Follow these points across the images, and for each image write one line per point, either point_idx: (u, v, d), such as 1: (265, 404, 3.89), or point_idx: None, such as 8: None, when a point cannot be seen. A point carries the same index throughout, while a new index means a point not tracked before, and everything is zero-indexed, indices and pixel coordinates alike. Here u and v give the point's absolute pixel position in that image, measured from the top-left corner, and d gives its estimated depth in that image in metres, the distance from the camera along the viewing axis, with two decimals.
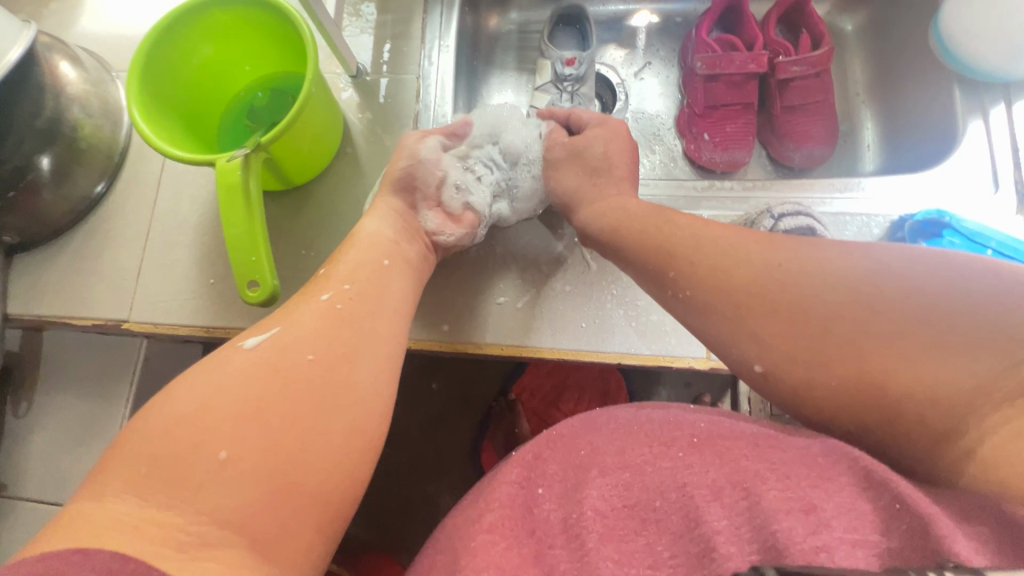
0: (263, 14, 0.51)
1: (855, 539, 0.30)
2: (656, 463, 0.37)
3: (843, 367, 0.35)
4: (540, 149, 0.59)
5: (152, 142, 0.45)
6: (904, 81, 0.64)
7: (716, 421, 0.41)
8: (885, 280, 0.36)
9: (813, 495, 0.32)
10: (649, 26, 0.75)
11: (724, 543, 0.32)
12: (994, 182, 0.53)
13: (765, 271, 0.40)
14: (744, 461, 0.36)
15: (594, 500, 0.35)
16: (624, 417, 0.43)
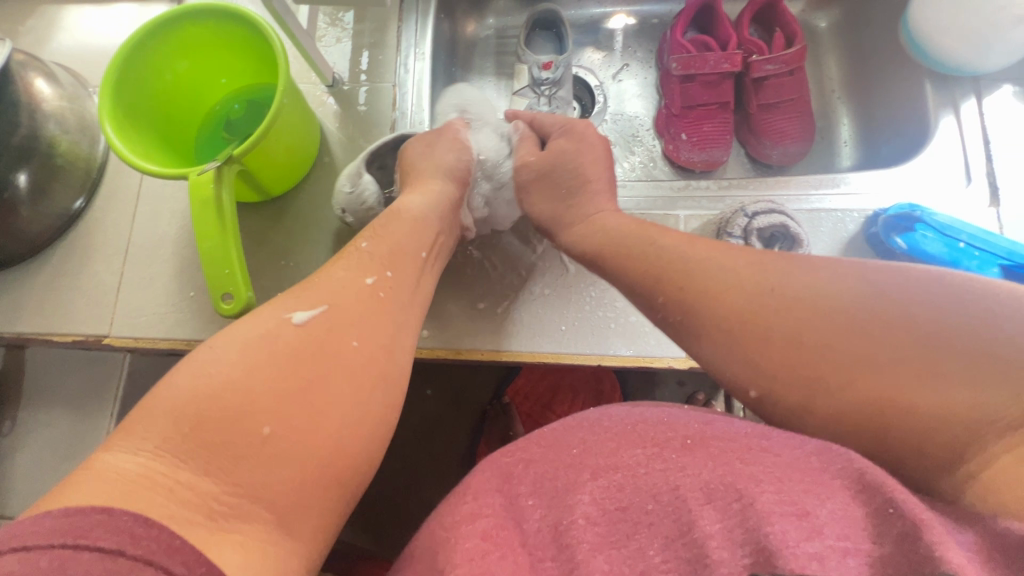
0: (237, 28, 0.51)
1: (848, 546, 0.30)
2: (649, 465, 0.36)
3: (818, 381, 0.36)
4: (509, 168, 0.59)
5: (124, 158, 0.45)
6: (877, 77, 0.65)
7: (709, 421, 0.41)
8: (855, 296, 0.37)
9: (807, 501, 0.32)
10: (626, 28, 0.75)
11: (716, 548, 0.31)
12: (966, 175, 0.54)
13: (750, 284, 0.40)
14: (737, 463, 0.35)
15: (586, 505, 0.35)
16: (618, 415, 0.42)
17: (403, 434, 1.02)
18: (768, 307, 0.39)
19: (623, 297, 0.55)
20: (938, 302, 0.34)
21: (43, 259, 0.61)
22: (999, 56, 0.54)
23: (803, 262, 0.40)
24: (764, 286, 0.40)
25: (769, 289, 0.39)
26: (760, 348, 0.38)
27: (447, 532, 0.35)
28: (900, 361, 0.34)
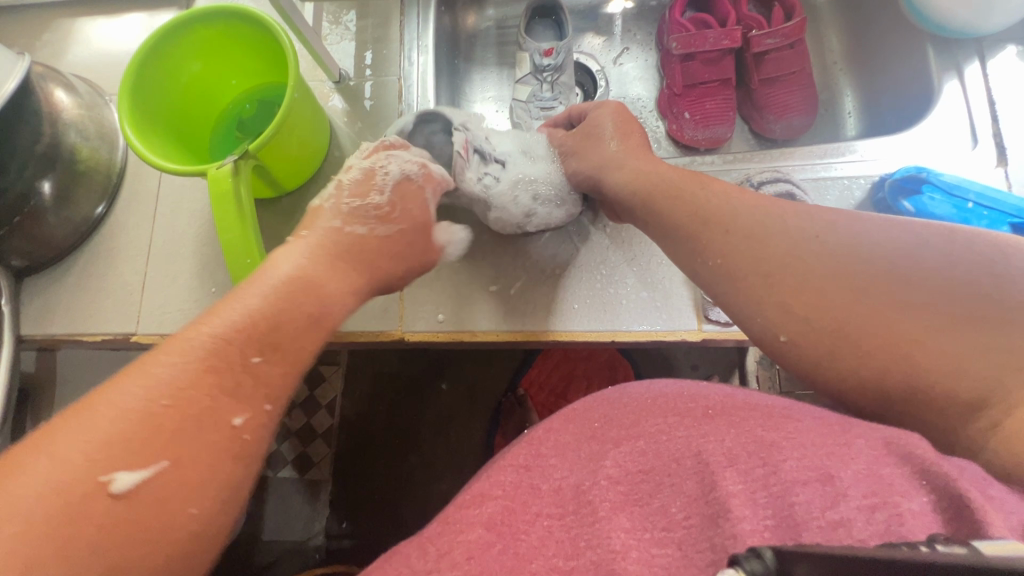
0: (246, 28, 0.53)
1: (874, 503, 0.29)
2: (672, 432, 0.36)
3: (829, 334, 0.36)
4: (502, 184, 0.56)
5: (146, 158, 0.47)
6: (879, 46, 0.65)
7: (730, 394, 0.40)
8: (885, 258, 0.36)
9: (830, 464, 0.31)
10: (625, 12, 0.76)
11: (739, 506, 0.31)
12: (972, 138, 0.54)
13: (774, 237, 0.39)
14: (759, 430, 0.35)
15: (609, 468, 0.35)
16: (636, 392, 0.41)
17: (423, 425, 1.04)
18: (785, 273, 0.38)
19: (631, 275, 0.56)
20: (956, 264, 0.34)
21: (70, 266, 0.63)
22: (1001, 17, 0.54)
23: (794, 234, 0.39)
24: (786, 255, 0.38)
25: (798, 250, 0.38)
26: (800, 307, 0.37)
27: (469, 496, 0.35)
28: (928, 317, 0.33)
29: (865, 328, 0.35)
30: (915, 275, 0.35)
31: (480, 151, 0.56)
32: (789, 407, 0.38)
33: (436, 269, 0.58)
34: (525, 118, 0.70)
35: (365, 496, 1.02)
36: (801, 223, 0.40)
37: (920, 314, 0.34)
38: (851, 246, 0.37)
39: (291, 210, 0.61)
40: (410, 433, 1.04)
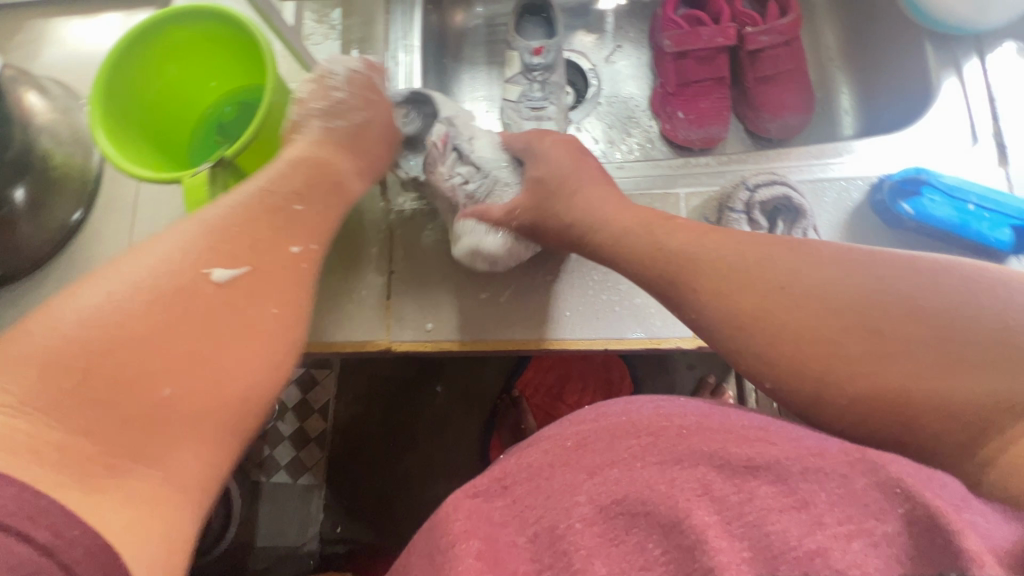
0: (223, 28, 0.51)
1: (850, 530, 0.29)
2: (644, 458, 0.34)
3: (831, 364, 0.35)
4: (462, 185, 0.54)
5: (118, 165, 0.46)
6: (876, 43, 0.63)
7: (706, 413, 0.38)
8: (890, 292, 0.35)
9: (805, 489, 0.30)
10: (617, 9, 0.74)
11: (714, 537, 0.30)
12: (972, 135, 0.53)
13: (771, 263, 0.39)
14: (731, 447, 0.33)
15: (583, 507, 0.33)
16: (613, 412, 0.39)
17: (417, 430, 1.02)
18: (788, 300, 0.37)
19: (625, 280, 0.54)
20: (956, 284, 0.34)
21: (45, 275, 0.60)
22: (1000, 12, 0.53)
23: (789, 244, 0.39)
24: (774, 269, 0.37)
25: (782, 275, 0.38)
26: (799, 332, 0.36)
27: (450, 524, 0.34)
28: (934, 357, 0.32)
29: (869, 367, 0.34)
30: (895, 298, 0.34)
31: (459, 149, 0.55)
32: (767, 422, 0.37)
33: (425, 277, 0.56)
34: (515, 118, 0.68)
35: (358, 504, 1.00)
36: (802, 251, 0.39)
37: (926, 354, 0.33)
38: (856, 280, 0.36)
39: None
40: (402, 439, 1.02)
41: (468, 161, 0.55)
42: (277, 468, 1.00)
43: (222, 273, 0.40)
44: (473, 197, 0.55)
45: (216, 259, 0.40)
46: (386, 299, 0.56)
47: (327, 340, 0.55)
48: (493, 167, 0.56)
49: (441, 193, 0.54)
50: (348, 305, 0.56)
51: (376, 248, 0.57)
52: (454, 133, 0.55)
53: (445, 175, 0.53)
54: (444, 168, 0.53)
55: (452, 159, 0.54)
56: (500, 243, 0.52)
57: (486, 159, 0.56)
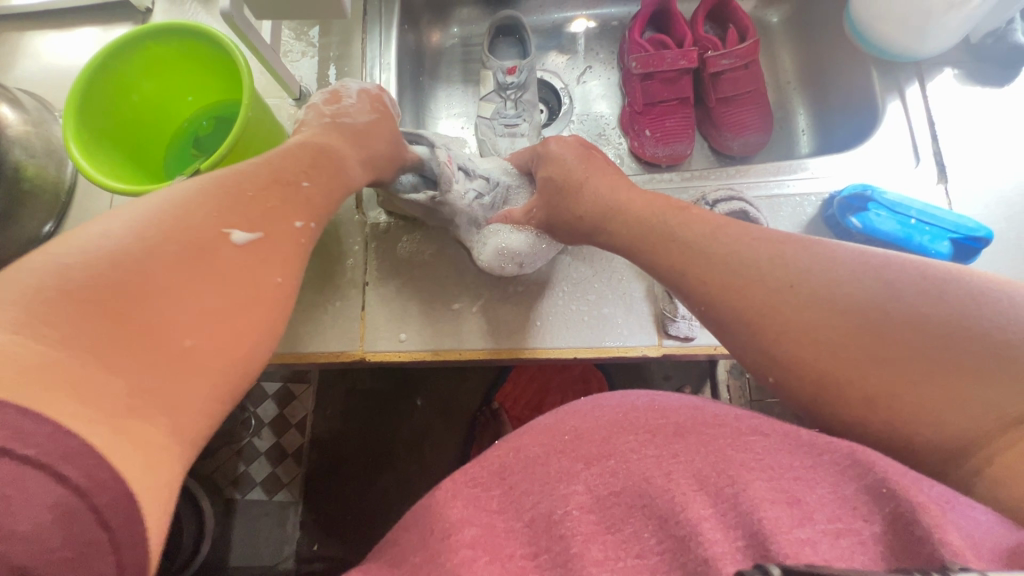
0: (200, 45, 0.52)
1: (839, 528, 0.30)
2: (642, 451, 0.35)
3: (825, 370, 0.35)
4: (480, 200, 0.56)
5: (91, 177, 0.46)
6: (828, 68, 0.67)
7: (700, 407, 0.39)
8: (894, 303, 0.34)
9: (796, 488, 0.32)
10: (588, 32, 0.78)
11: (709, 529, 0.31)
12: (915, 156, 0.56)
13: (773, 266, 0.39)
14: (728, 449, 0.34)
15: (579, 496, 0.34)
16: (608, 404, 0.40)
17: (395, 445, 1.02)
18: (795, 301, 0.37)
19: (593, 290, 0.56)
20: (938, 290, 0.33)
21: None
22: (936, 42, 0.56)
23: (748, 253, 0.40)
24: (732, 274, 0.40)
25: (787, 281, 0.38)
26: (798, 336, 0.36)
27: (441, 529, 0.33)
28: (937, 373, 0.32)
29: (874, 379, 0.33)
30: (867, 308, 0.35)
31: (465, 167, 0.56)
32: (758, 418, 0.38)
33: (399, 288, 0.57)
34: (490, 135, 0.70)
35: (336, 521, 0.99)
36: (800, 254, 0.39)
37: (925, 370, 0.32)
38: (864, 287, 0.35)
39: None
40: (381, 453, 1.02)
41: (476, 176, 0.57)
42: (251, 484, 0.99)
43: (240, 235, 0.37)
44: (490, 207, 0.58)
45: (230, 219, 0.37)
46: (360, 311, 0.57)
47: (300, 351, 0.55)
48: (499, 173, 0.61)
49: (466, 213, 0.56)
50: (321, 317, 0.57)
51: (352, 259, 0.58)
52: (459, 155, 0.57)
53: (462, 193, 0.54)
54: (464, 187, 0.55)
55: (465, 176, 0.56)
56: (527, 240, 0.55)
57: (492, 169, 0.60)
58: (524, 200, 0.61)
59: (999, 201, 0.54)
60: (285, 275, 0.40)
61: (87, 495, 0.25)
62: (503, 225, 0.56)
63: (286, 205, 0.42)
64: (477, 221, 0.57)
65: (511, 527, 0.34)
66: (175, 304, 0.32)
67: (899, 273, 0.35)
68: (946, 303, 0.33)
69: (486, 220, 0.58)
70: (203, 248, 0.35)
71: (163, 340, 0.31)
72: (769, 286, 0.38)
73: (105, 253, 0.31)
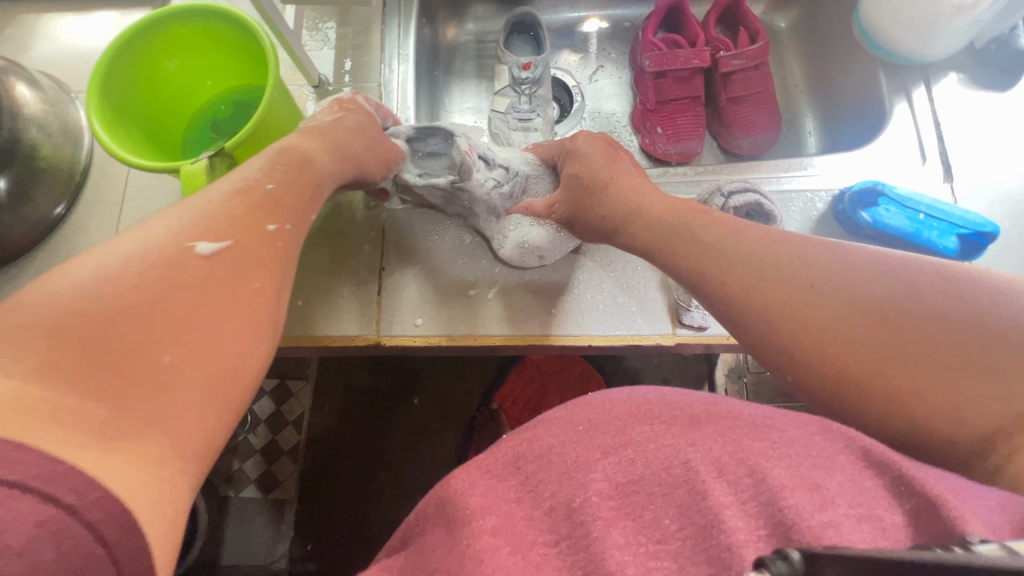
0: (224, 27, 0.52)
1: (861, 514, 0.29)
2: (658, 441, 0.34)
3: (845, 363, 0.35)
4: (499, 189, 0.57)
5: (114, 152, 0.46)
6: (835, 71, 0.69)
7: (713, 401, 0.39)
8: (910, 302, 0.35)
9: (816, 474, 0.31)
10: (600, 32, 0.79)
11: (731, 517, 0.30)
12: (921, 155, 0.58)
13: (789, 262, 0.40)
14: (746, 440, 0.34)
15: (598, 483, 0.33)
16: (617, 398, 0.39)
17: (396, 442, 1.02)
18: (816, 295, 0.38)
19: (608, 279, 0.57)
20: (952, 293, 0.35)
21: (25, 268, 0.60)
22: (943, 46, 0.58)
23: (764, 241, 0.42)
24: (754, 264, 0.41)
25: (802, 276, 0.39)
26: (815, 328, 0.37)
27: (454, 520, 0.33)
28: (954, 368, 0.32)
29: (896, 374, 0.34)
30: (884, 305, 0.36)
31: (485, 156, 0.56)
32: (771, 413, 0.38)
33: (417, 273, 0.58)
34: (504, 129, 0.71)
35: (336, 517, 0.98)
36: (816, 251, 0.40)
37: (944, 367, 0.33)
38: (880, 286, 0.36)
39: None
40: (382, 448, 1.01)
41: (496, 166, 0.57)
42: (246, 481, 0.97)
43: (205, 246, 0.36)
44: (509, 195, 0.59)
45: (196, 233, 0.36)
46: (376, 295, 0.57)
47: (315, 334, 0.56)
48: (519, 163, 0.61)
49: (485, 203, 0.56)
50: (338, 300, 0.57)
51: (368, 245, 0.58)
52: (478, 143, 0.57)
53: (481, 181, 0.55)
54: (485, 176, 0.56)
55: (485, 164, 0.56)
56: (546, 232, 0.57)
57: (510, 156, 0.61)
58: (540, 189, 0.63)
59: (1002, 200, 0.56)
60: (266, 281, 0.38)
61: (81, 513, 0.26)
62: (520, 219, 0.58)
63: (264, 207, 0.41)
64: (496, 209, 0.58)
65: (530, 515, 0.33)
66: (151, 330, 0.32)
67: (915, 277, 0.36)
68: (965, 305, 0.34)
69: (505, 210, 0.59)
70: (167, 266, 0.34)
71: (141, 362, 0.31)
72: (784, 275, 0.39)
73: (77, 287, 0.32)
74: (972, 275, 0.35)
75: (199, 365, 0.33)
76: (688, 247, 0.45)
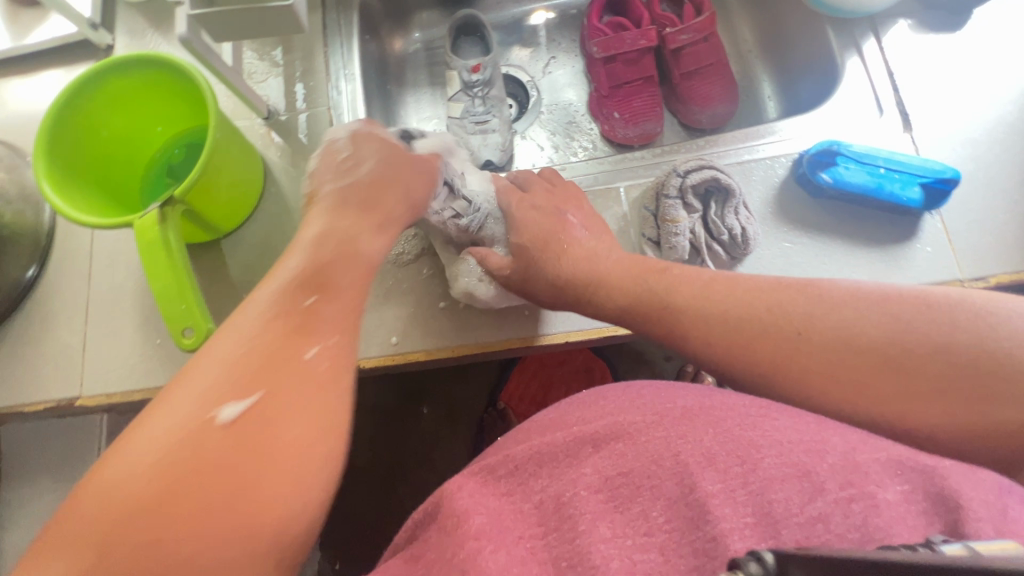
0: (163, 74, 0.52)
1: (852, 494, 0.30)
2: (650, 432, 0.34)
3: (854, 398, 0.37)
4: (455, 221, 0.54)
5: (63, 213, 0.46)
6: (786, 33, 0.69)
7: (705, 396, 0.39)
8: (913, 342, 0.36)
9: (807, 459, 0.32)
10: (547, 23, 0.79)
11: (719, 506, 0.30)
12: (878, 107, 0.57)
13: (776, 305, 0.41)
14: (737, 429, 0.34)
15: (588, 477, 0.32)
16: (614, 394, 0.40)
17: (408, 456, 1.02)
18: (816, 339, 0.38)
19: None
20: (937, 315, 0.36)
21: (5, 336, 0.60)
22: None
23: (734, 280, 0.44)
24: (716, 275, 0.45)
25: (800, 320, 0.39)
26: (815, 372, 0.38)
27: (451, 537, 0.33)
28: (963, 398, 0.34)
29: (908, 408, 0.36)
30: (885, 343, 0.36)
31: (450, 184, 0.53)
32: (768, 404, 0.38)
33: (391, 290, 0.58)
34: (461, 134, 0.70)
35: (358, 535, 0.98)
36: (803, 296, 0.41)
37: (954, 398, 0.34)
38: (879, 326, 0.37)
39: (232, 251, 0.60)
40: (392, 462, 1.02)
41: (459, 197, 0.54)
42: None
43: (307, 346, 0.36)
44: (466, 230, 0.55)
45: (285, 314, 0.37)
46: None
47: None
48: (490, 199, 0.57)
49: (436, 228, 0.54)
50: None
51: None
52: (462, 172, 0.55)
53: (435, 209, 0.53)
54: (443, 205, 0.53)
55: (450, 190, 0.54)
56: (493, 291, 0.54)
57: (483, 188, 0.57)
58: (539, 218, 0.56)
59: (965, 142, 0.55)
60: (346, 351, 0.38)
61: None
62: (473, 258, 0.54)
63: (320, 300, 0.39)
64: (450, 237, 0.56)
65: (519, 508, 0.32)
66: (266, 420, 0.33)
67: (903, 304, 0.37)
68: (952, 326, 0.35)
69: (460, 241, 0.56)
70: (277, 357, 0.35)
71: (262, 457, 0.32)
72: (762, 297, 0.42)
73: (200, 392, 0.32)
74: (958, 294, 0.37)
75: (306, 447, 0.33)
76: (639, 265, 0.49)
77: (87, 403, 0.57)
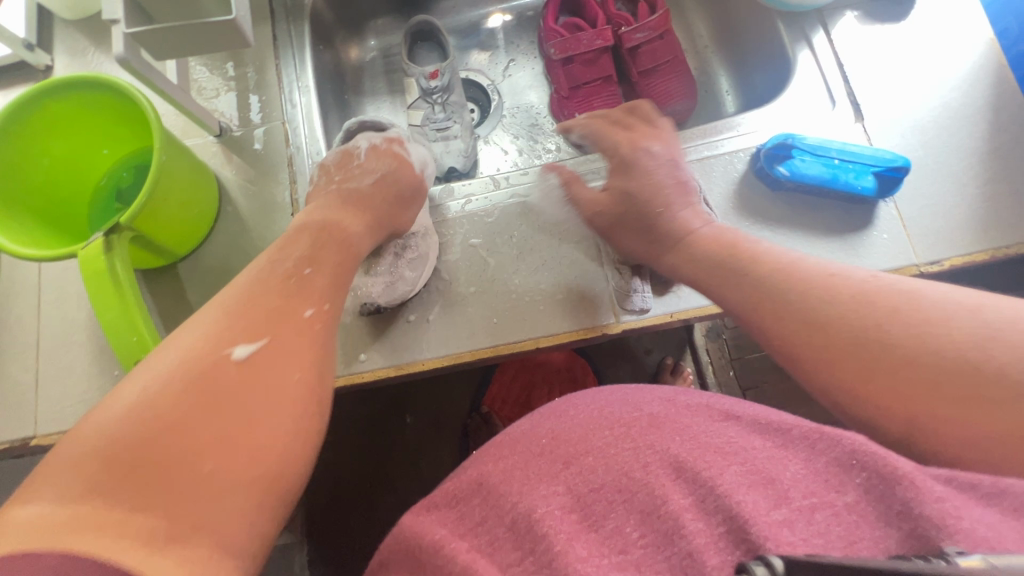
0: (106, 97, 0.50)
1: (815, 503, 0.31)
2: (618, 446, 0.35)
3: (830, 384, 0.36)
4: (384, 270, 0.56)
5: (2, 248, 0.44)
6: (739, 27, 0.69)
7: (671, 399, 0.39)
8: (892, 332, 0.34)
9: (771, 467, 0.32)
10: (504, 25, 0.78)
11: (690, 520, 0.31)
12: (830, 99, 0.58)
13: (766, 289, 0.40)
14: (704, 438, 0.35)
15: (559, 496, 0.33)
16: (584, 401, 0.40)
17: (391, 469, 1.00)
18: (803, 323, 0.38)
19: (545, 279, 0.56)
20: (926, 311, 0.34)
21: None
22: None
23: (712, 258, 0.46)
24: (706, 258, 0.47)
25: (787, 302, 0.39)
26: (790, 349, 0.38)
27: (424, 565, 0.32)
28: (935, 396, 0.32)
29: (886, 399, 0.34)
30: (866, 335, 0.35)
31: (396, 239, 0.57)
32: (735, 404, 0.39)
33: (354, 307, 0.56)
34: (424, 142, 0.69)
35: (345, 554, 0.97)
36: (793, 278, 0.40)
37: (931, 396, 0.32)
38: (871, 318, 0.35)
39: (190, 274, 0.58)
40: (376, 476, 1.00)
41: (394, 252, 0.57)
42: None
43: (242, 351, 0.37)
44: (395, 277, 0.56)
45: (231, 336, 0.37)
46: None
47: None
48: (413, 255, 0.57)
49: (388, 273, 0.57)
50: None
51: None
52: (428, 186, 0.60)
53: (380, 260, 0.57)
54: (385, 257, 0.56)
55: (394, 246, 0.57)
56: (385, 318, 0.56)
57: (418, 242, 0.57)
58: (502, 218, 0.59)
59: (913, 129, 0.56)
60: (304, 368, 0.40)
61: None
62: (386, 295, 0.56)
63: (275, 329, 0.39)
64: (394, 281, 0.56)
65: (495, 536, 0.32)
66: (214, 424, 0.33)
67: (894, 299, 0.36)
68: (936, 321, 0.33)
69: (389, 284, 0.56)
70: (211, 372, 0.35)
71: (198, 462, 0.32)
72: (752, 283, 0.42)
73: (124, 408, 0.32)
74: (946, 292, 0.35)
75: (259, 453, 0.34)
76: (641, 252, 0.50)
77: (42, 442, 0.55)
